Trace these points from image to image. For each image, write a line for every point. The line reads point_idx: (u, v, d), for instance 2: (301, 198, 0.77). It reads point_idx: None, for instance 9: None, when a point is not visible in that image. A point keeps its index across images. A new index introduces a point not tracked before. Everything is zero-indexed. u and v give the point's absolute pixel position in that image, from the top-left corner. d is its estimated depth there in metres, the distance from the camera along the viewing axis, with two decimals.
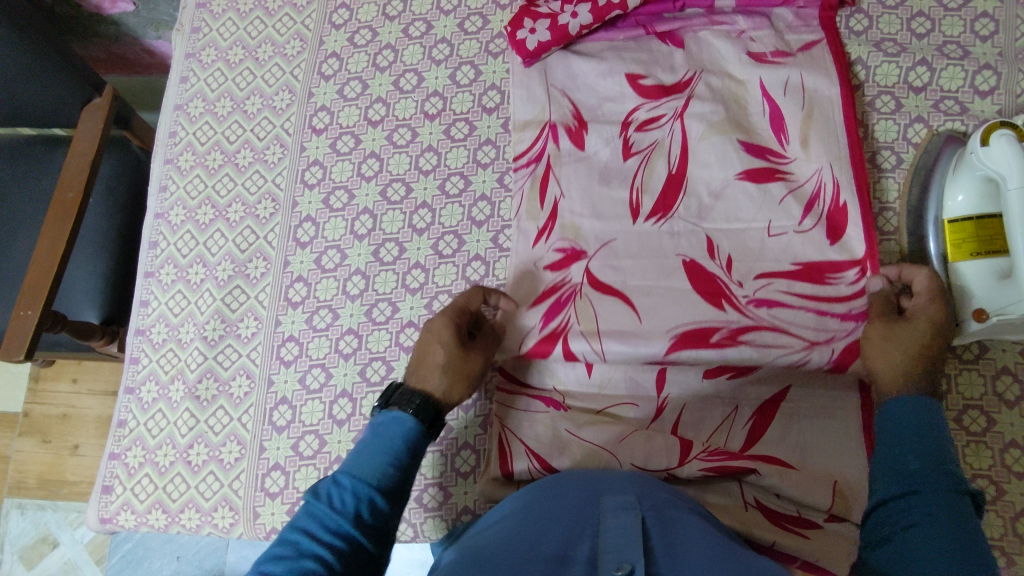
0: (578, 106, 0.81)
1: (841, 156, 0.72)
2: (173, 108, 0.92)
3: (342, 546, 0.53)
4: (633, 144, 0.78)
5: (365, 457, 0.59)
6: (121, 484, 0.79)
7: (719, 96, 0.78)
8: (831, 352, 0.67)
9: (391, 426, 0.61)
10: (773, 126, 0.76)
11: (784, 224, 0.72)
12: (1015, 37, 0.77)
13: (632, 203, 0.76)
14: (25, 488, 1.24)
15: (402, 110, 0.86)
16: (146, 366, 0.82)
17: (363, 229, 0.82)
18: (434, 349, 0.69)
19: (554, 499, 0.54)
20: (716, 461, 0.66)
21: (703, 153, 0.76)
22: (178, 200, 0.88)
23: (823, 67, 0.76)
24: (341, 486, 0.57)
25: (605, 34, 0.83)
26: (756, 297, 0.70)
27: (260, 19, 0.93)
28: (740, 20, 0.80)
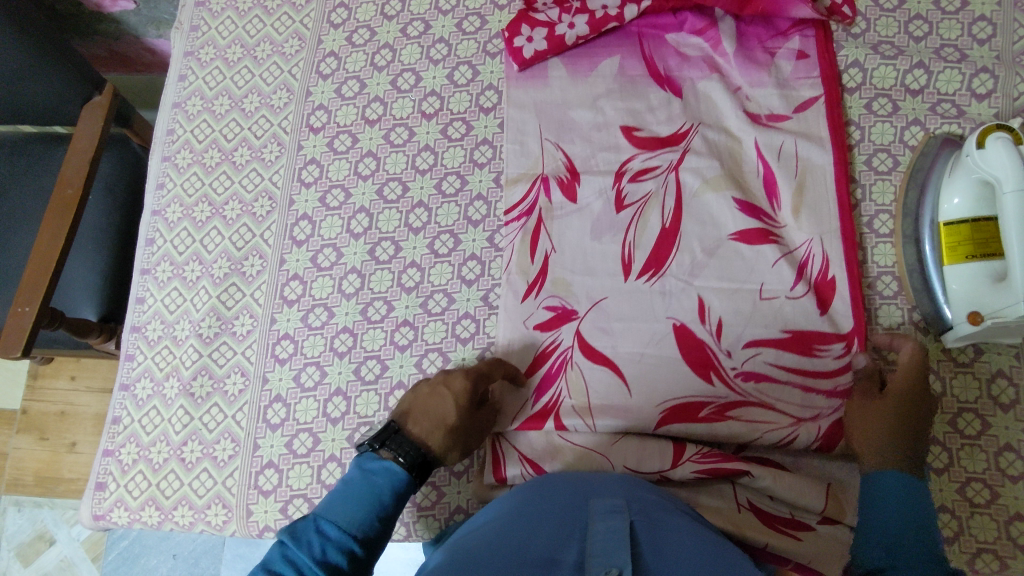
0: (571, 157, 0.79)
1: (832, 228, 0.73)
2: (171, 106, 0.92)
3: None
4: (627, 195, 0.76)
5: (350, 506, 0.58)
6: (114, 480, 0.79)
7: (715, 150, 0.77)
8: (818, 430, 0.68)
9: (382, 476, 0.60)
10: (765, 189, 0.76)
11: (776, 288, 0.71)
12: (1012, 41, 0.77)
13: (623, 258, 0.75)
14: (22, 485, 1.24)
15: (399, 109, 0.86)
16: (141, 363, 0.82)
17: (359, 227, 0.82)
18: (444, 405, 0.66)
19: (543, 501, 0.54)
20: (708, 462, 0.68)
21: (695, 210, 0.75)
22: (175, 197, 0.88)
23: (815, 136, 0.76)
24: (322, 535, 0.55)
25: (604, 43, 0.83)
26: (744, 369, 0.70)
27: (258, 18, 0.93)
28: (737, 72, 0.80)
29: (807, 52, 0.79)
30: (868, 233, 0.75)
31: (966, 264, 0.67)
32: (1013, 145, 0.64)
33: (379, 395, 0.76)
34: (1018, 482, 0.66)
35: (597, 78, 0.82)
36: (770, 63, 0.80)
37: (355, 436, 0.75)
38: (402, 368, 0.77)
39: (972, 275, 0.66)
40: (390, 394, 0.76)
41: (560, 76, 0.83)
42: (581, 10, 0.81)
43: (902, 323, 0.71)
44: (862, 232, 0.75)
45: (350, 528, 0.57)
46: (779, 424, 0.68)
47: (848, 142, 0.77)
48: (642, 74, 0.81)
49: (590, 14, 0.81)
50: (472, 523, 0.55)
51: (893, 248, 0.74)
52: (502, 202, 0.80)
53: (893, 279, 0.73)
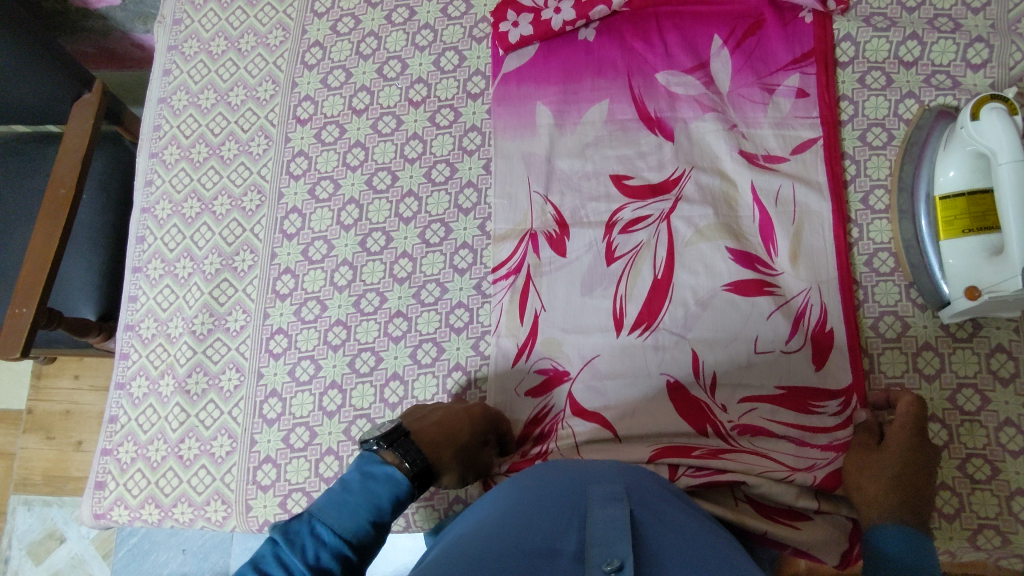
0: (560, 210, 0.77)
1: (829, 279, 0.71)
2: (156, 102, 0.91)
3: None
4: (617, 248, 0.74)
5: (345, 510, 0.57)
6: (114, 479, 0.79)
7: (709, 196, 0.75)
8: (813, 480, 0.65)
9: (382, 483, 0.60)
10: (762, 234, 0.73)
11: (771, 342, 0.70)
12: (1008, 8, 0.75)
13: (615, 313, 0.73)
14: (31, 484, 1.25)
15: (386, 98, 0.85)
16: (136, 361, 0.82)
17: (349, 219, 0.82)
18: (458, 428, 0.66)
19: (539, 489, 0.53)
20: (704, 475, 0.66)
21: (689, 258, 0.73)
22: (164, 194, 0.87)
23: (813, 180, 0.74)
24: (315, 538, 0.55)
25: (593, 83, 0.80)
26: (740, 423, 0.69)
27: (241, 9, 0.91)
28: (731, 112, 0.77)
29: (807, 90, 0.76)
30: (864, 209, 0.74)
31: (966, 237, 0.65)
32: (1009, 116, 0.63)
33: (374, 387, 0.76)
34: (1019, 456, 0.65)
35: (586, 126, 0.79)
36: (766, 90, 0.77)
37: (352, 429, 0.75)
38: (397, 359, 0.76)
39: (969, 250, 0.65)
40: (385, 386, 0.76)
41: (548, 125, 0.80)
42: None
43: (899, 299, 0.71)
44: (857, 209, 0.74)
45: (343, 533, 0.56)
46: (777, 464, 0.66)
47: (842, 117, 0.76)
48: (633, 118, 0.78)
49: None
50: (468, 511, 0.55)
51: (889, 224, 0.73)
52: (489, 259, 0.78)
53: (890, 256, 0.72)
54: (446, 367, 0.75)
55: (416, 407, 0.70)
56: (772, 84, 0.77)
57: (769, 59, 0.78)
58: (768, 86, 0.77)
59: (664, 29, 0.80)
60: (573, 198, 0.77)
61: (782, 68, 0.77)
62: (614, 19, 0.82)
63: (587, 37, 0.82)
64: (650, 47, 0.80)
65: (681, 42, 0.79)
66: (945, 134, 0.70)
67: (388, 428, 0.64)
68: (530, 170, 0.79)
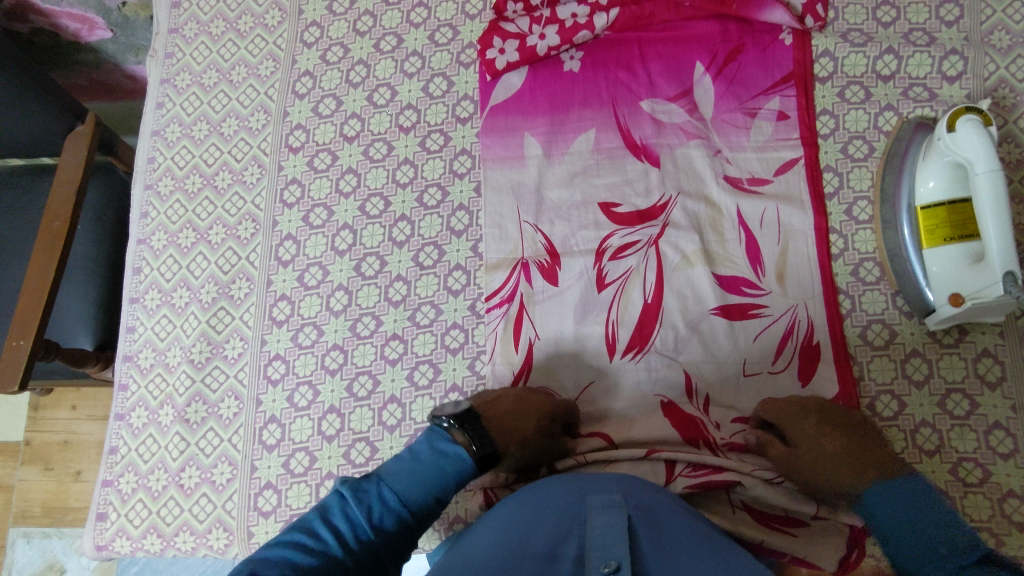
0: (551, 239, 0.78)
1: (815, 295, 0.73)
2: (150, 134, 0.92)
3: (361, 553, 0.53)
4: (607, 274, 0.76)
5: (413, 477, 0.59)
6: (115, 510, 0.79)
7: (694, 221, 0.76)
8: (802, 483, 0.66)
9: (451, 461, 0.62)
10: (749, 255, 0.74)
11: (758, 363, 0.71)
12: (980, 21, 0.78)
13: (607, 339, 0.74)
14: (30, 517, 1.25)
15: (377, 124, 0.86)
16: (135, 392, 0.83)
17: (343, 244, 0.83)
18: (525, 421, 0.67)
19: (538, 502, 0.53)
20: (699, 476, 0.66)
21: (677, 284, 0.74)
22: (160, 225, 0.88)
23: (797, 199, 0.76)
24: (383, 500, 0.57)
25: (578, 115, 0.81)
26: (731, 432, 0.70)
27: (232, 41, 0.93)
28: (715, 136, 0.79)
29: (787, 112, 0.78)
30: (848, 220, 0.75)
31: (948, 245, 0.67)
32: (983, 128, 0.65)
33: (373, 411, 0.77)
34: (1009, 459, 0.67)
35: (574, 155, 0.80)
36: (748, 114, 0.79)
37: (352, 453, 0.76)
38: (394, 382, 0.77)
39: (953, 258, 0.66)
40: (383, 409, 0.77)
41: (536, 155, 0.81)
42: (552, 20, 0.82)
43: (885, 308, 0.72)
44: (841, 220, 0.75)
45: (407, 500, 0.58)
46: (768, 466, 0.68)
47: (823, 131, 0.78)
48: (619, 146, 0.80)
49: (561, 24, 0.82)
50: (486, 515, 0.56)
51: (872, 234, 0.74)
52: (482, 286, 0.78)
53: (875, 265, 0.73)
54: (443, 388, 0.76)
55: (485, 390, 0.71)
56: (753, 107, 0.79)
57: (750, 84, 0.79)
58: (750, 110, 0.79)
59: (646, 58, 0.81)
60: (562, 224, 0.78)
61: (764, 93, 0.79)
62: (597, 46, 0.83)
63: (572, 66, 0.83)
64: (634, 75, 0.81)
65: (665, 70, 0.81)
66: (925, 146, 0.71)
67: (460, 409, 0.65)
68: (521, 191, 0.80)
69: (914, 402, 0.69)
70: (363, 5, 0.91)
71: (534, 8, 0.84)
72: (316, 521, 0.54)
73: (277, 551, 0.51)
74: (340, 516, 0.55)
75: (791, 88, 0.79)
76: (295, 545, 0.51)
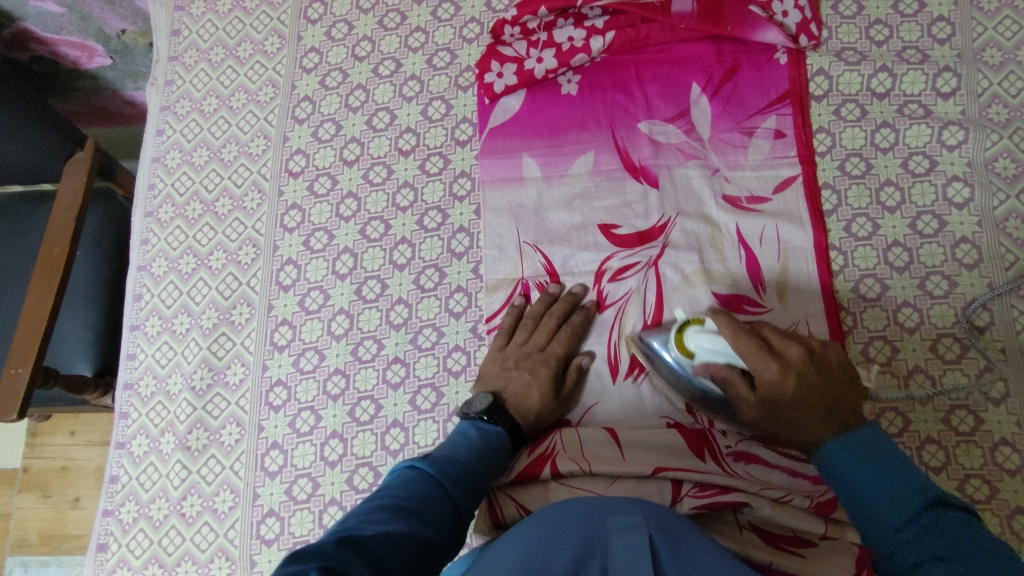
0: (551, 260, 0.78)
1: (818, 313, 0.72)
2: (150, 161, 0.93)
3: (443, 519, 0.57)
4: (607, 296, 0.76)
5: (474, 449, 0.65)
6: (116, 541, 0.78)
7: (694, 241, 0.76)
8: (809, 503, 0.66)
9: (495, 437, 0.67)
10: (750, 273, 0.74)
11: None
12: (972, 38, 0.79)
13: (610, 359, 0.74)
14: (27, 545, 1.23)
15: (377, 148, 0.87)
16: (136, 420, 0.82)
17: (344, 268, 0.83)
18: (529, 392, 0.72)
19: (557, 518, 0.53)
20: (707, 496, 0.66)
21: (678, 304, 0.74)
22: (160, 251, 0.88)
23: (796, 217, 0.76)
24: (451, 466, 0.62)
25: (576, 137, 0.82)
26: (736, 449, 0.69)
27: (232, 68, 0.94)
28: (713, 156, 0.79)
29: (784, 131, 0.79)
30: (847, 237, 0.75)
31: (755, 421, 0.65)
32: (706, 331, 0.65)
33: (375, 435, 0.76)
34: (1015, 475, 0.66)
35: (573, 177, 0.81)
36: (745, 133, 0.79)
37: (355, 478, 0.75)
38: (396, 407, 0.77)
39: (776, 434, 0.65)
40: (385, 433, 0.76)
41: (535, 178, 0.82)
42: (548, 44, 0.83)
43: (887, 323, 0.72)
44: (840, 237, 0.75)
45: (471, 467, 0.63)
46: (775, 485, 0.67)
47: (820, 149, 0.78)
48: (618, 168, 0.80)
49: (558, 48, 0.83)
50: (507, 534, 0.55)
51: (874, 250, 0.74)
52: (483, 308, 0.79)
53: (876, 282, 0.73)
54: (445, 412, 0.76)
55: (495, 365, 0.74)
56: (750, 126, 0.79)
57: (746, 104, 0.80)
58: (748, 129, 0.79)
59: (643, 80, 0.82)
60: (562, 245, 0.78)
61: (762, 113, 0.79)
62: (594, 69, 0.84)
63: (570, 89, 0.83)
64: (631, 96, 0.82)
65: (661, 92, 0.81)
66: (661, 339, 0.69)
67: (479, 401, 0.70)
68: (521, 213, 0.80)
69: (919, 419, 0.69)
70: (362, 31, 0.92)
71: (531, 32, 0.85)
72: (401, 488, 0.58)
73: (370, 515, 0.53)
74: (420, 484, 0.59)
75: (788, 108, 0.79)
76: (391, 509, 0.54)
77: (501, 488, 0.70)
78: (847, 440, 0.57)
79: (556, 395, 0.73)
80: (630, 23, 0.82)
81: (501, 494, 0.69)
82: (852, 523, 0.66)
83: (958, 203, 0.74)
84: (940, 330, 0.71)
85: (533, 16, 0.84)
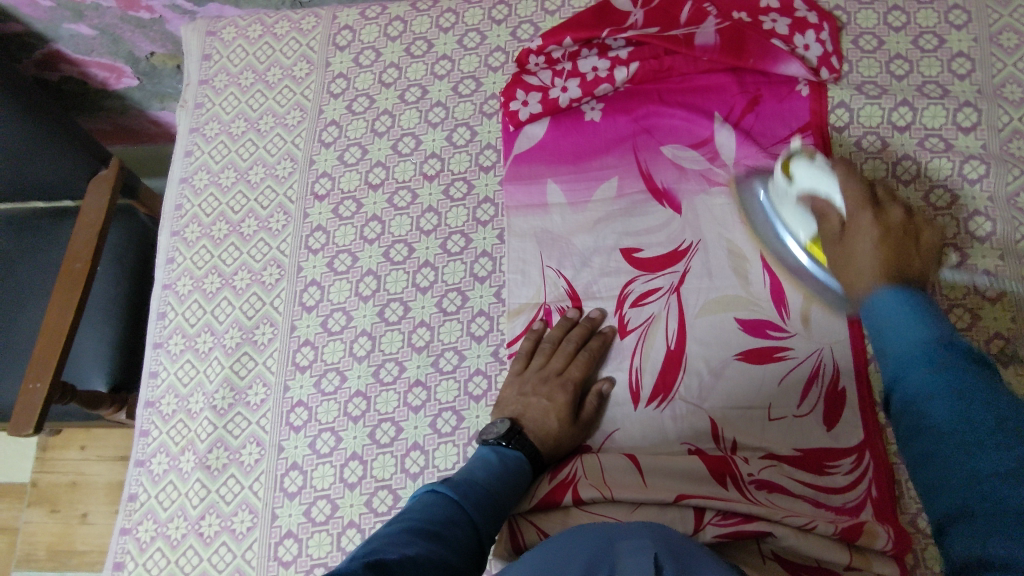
0: (573, 283, 0.79)
1: (842, 339, 0.72)
2: (178, 181, 0.94)
3: (463, 543, 0.58)
4: (629, 321, 0.76)
5: (495, 472, 0.66)
6: (133, 559, 0.78)
7: (716, 267, 0.77)
8: (835, 530, 0.64)
9: (515, 462, 0.68)
10: (774, 299, 0.75)
11: (784, 407, 0.71)
12: (992, 74, 0.80)
13: (631, 385, 0.74)
14: (34, 561, 1.23)
15: (402, 173, 0.88)
16: (157, 438, 0.83)
17: (367, 290, 0.84)
18: (548, 419, 0.72)
19: (565, 546, 0.54)
20: (729, 525, 0.65)
21: (701, 330, 0.75)
22: (186, 270, 0.89)
23: None
24: (474, 487, 0.63)
25: (600, 163, 0.83)
26: (759, 477, 0.68)
27: (261, 92, 0.96)
28: (737, 182, 0.80)
29: None
30: None
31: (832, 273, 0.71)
32: (814, 167, 0.71)
33: (395, 458, 0.76)
34: None
35: (597, 204, 0.82)
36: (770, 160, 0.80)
37: (374, 501, 0.75)
38: (417, 430, 0.77)
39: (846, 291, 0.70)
40: (405, 456, 0.76)
41: (559, 204, 0.82)
42: (572, 74, 0.85)
43: None
44: None
45: (492, 489, 0.64)
46: (798, 513, 0.66)
47: None
48: (641, 193, 0.81)
49: (582, 77, 0.84)
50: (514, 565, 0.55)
51: None
52: (504, 333, 0.79)
53: None
54: (466, 436, 0.76)
55: (515, 389, 0.74)
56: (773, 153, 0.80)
57: (770, 132, 0.81)
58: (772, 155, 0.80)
59: (667, 108, 0.83)
60: (584, 271, 0.79)
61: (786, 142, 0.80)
62: (618, 97, 0.85)
63: (593, 116, 0.85)
64: (656, 124, 0.83)
65: (686, 120, 0.82)
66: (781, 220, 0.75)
67: (499, 423, 0.71)
68: (545, 238, 0.81)
69: None
70: (389, 58, 0.94)
71: (556, 61, 0.86)
72: (425, 510, 0.59)
73: (394, 536, 0.53)
74: (443, 506, 0.60)
75: (812, 137, 0.80)
76: (415, 531, 0.55)
77: (523, 514, 0.70)
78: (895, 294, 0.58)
79: (574, 420, 0.73)
80: (654, 54, 0.84)
81: (523, 521, 0.69)
82: (878, 553, 0.65)
83: (980, 236, 0.74)
84: None
85: (558, 47, 0.85)
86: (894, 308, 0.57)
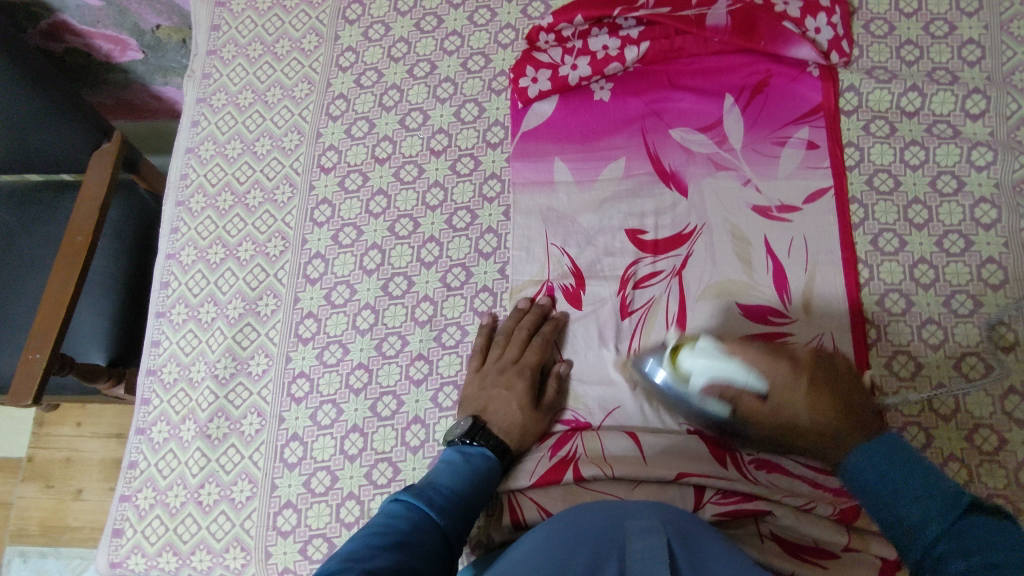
0: (577, 262, 0.79)
1: (844, 326, 0.73)
2: (184, 151, 0.94)
3: (430, 548, 0.58)
4: (631, 302, 0.76)
5: (458, 474, 0.66)
6: (131, 526, 0.78)
7: (719, 251, 0.77)
8: (832, 512, 0.65)
9: (480, 460, 0.69)
10: (777, 283, 0.75)
11: None
12: (1002, 62, 0.80)
13: (631, 366, 0.74)
14: (27, 535, 1.23)
15: (408, 147, 0.88)
16: (157, 407, 0.82)
17: (372, 263, 0.83)
18: (509, 410, 0.72)
19: (570, 526, 0.53)
20: (729, 504, 0.66)
21: (703, 312, 0.74)
22: (190, 240, 0.89)
23: (826, 229, 0.76)
24: (437, 493, 0.63)
25: (607, 144, 0.83)
26: (759, 459, 0.69)
27: (269, 64, 0.95)
28: (744, 166, 0.80)
29: (817, 142, 0.80)
30: (874, 251, 0.75)
31: (769, 426, 0.64)
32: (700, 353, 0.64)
33: (396, 431, 0.76)
34: None
35: (604, 182, 0.82)
36: (778, 143, 0.80)
37: (374, 473, 0.75)
38: (418, 403, 0.77)
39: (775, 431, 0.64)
40: (406, 430, 0.76)
41: (566, 182, 0.82)
42: (583, 52, 0.84)
43: (911, 339, 0.72)
44: (867, 251, 0.76)
45: (456, 490, 0.65)
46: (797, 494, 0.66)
47: (849, 163, 0.79)
48: (648, 174, 0.81)
49: (592, 55, 0.83)
50: (516, 546, 0.54)
51: (899, 265, 0.74)
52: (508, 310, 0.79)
53: (901, 297, 0.73)
54: None
55: (472, 386, 0.74)
56: (780, 138, 0.80)
57: (780, 115, 0.81)
58: (779, 138, 0.80)
59: (676, 91, 0.83)
60: (589, 249, 0.79)
61: (794, 124, 0.80)
62: (627, 77, 0.85)
63: (602, 96, 0.85)
64: (664, 106, 0.83)
65: (695, 102, 0.82)
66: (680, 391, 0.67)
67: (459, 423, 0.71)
68: (551, 216, 0.81)
69: (941, 435, 0.69)
70: (398, 33, 0.94)
71: (566, 39, 0.86)
72: (389, 521, 0.59)
73: (357, 552, 0.54)
74: (406, 516, 0.60)
75: (821, 122, 0.80)
76: (378, 542, 0.55)
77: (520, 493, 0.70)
78: (867, 450, 0.55)
79: (536, 408, 0.73)
80: (664, 34, 0.83)
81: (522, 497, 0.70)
82: (877, 535, 0.65)
83: (985, 223, 0.74)
84: (965, 348, 0.71)
85: (569, 25, 0.85)
86: (881, 473, 0.53)
